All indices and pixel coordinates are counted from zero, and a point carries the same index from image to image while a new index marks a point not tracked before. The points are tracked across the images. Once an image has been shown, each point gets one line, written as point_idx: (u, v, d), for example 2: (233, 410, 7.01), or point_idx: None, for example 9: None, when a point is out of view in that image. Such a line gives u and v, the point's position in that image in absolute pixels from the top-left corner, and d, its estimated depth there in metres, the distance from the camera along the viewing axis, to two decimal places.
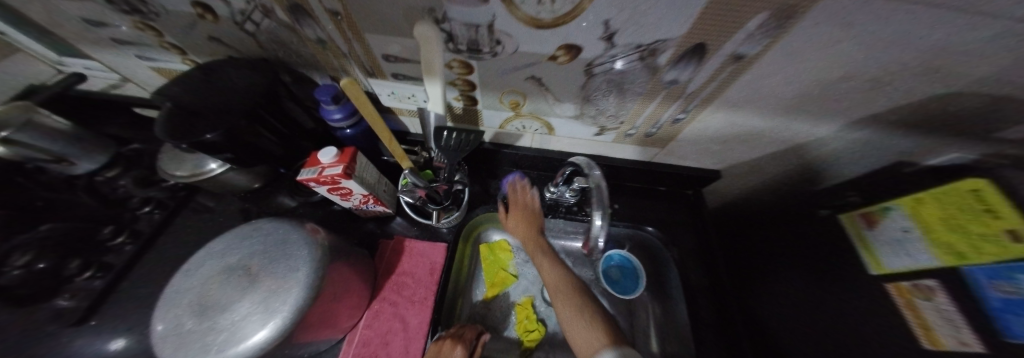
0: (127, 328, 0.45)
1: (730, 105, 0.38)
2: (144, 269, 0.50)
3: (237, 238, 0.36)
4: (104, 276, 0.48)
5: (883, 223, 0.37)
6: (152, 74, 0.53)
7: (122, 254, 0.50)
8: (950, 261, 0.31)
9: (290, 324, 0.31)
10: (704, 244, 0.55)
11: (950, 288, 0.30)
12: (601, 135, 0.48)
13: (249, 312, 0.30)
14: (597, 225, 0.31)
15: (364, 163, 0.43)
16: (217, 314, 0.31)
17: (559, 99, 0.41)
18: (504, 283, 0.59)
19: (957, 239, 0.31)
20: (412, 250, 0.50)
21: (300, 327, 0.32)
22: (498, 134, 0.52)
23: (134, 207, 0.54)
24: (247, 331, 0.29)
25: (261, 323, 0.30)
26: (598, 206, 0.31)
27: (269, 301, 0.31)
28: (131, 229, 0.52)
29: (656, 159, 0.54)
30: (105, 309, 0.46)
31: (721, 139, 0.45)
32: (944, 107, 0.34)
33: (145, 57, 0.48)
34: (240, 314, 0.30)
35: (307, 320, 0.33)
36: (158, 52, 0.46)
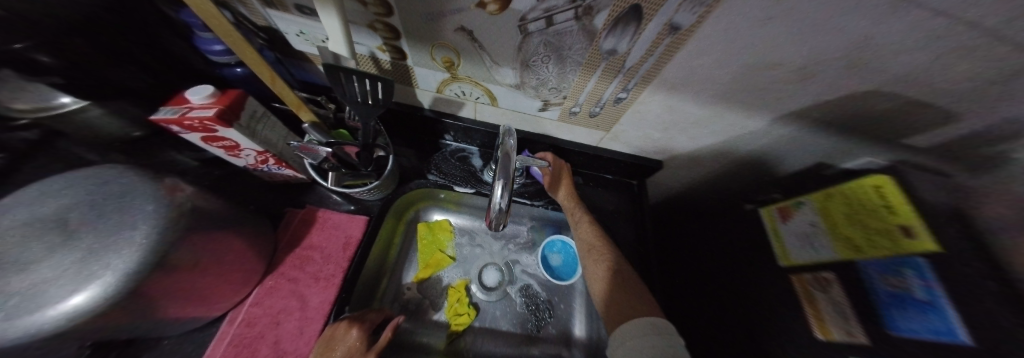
0: None
1: (670, 88, 0.36)
2: None
3: (60, 183, 0.28)
4: None
5: (795, 218, 0.38)
6: None
7: None
8: (846, 253, 0.32)
9: (114, 292, 0.24)
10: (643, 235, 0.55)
11: (846, 282, 0.31)
12: (545, 111, 0.44)
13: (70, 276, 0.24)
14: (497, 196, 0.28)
15: (258, 114, 0.37)
16: (11, 275, 0.23)
17: (496, 62, 0.37)
18: (439, 264, 0.55)
19: (862, 232, 0.31)
20: (326, 222, 0.44)
21: (134, 298, 0.26)
22: (436, 100, 0.47)
23: None
24: (47, 297, 0.23)
25: (71, 288, 0.23)
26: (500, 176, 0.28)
27: (87, 263, 0.24)
28: None
29: (603, 145, 0.52)
30: None
31: (663, 125, 0.43)
32: (864, 111, 0.34)
33: None
34: (41, 277, 0.23)
35: (148, 292, 0.27)
36: None
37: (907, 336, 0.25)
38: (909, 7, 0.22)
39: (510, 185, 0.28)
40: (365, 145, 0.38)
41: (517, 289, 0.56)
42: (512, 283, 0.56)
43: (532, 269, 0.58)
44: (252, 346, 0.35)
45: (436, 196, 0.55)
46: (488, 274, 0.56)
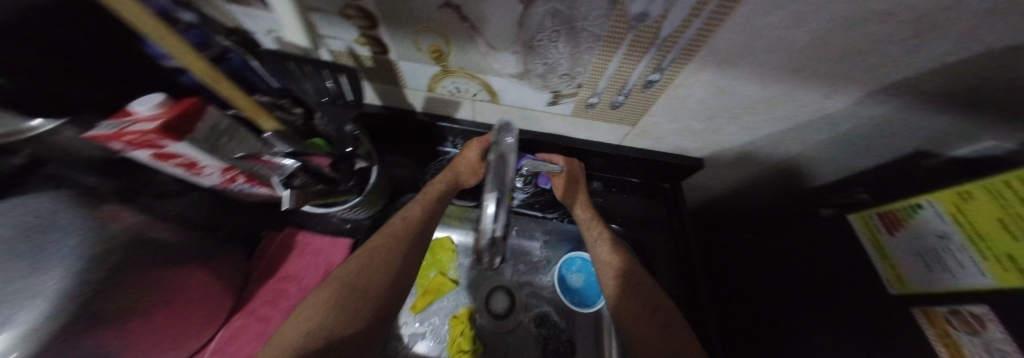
0: None
1: (718, 63, 0.28)
2: None
3: None
4: None
5: (908, 228, 0.27)
6: None
7: None
8: (995, 278, 0.20)
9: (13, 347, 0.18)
10: (679, 249, 0.45)
11: None
12: (556, 104, 0.37)
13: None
14: (488, 216, 0.20)
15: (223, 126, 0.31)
16: None
17: (493, 47, 0.30)
18: (441, 289, 0.48)
19: (984, 248, 0.22)
20: (306, 247, 0.40)
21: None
22: (430, 100, 0.41)
23: None
24: None
25: None
26: (492, 188, 0.20)
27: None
28: None
29: (628, 143, 0.44)
30: None
31: (706, 113, 0.35)
32: None
33: None
34: None
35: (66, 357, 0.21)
36: None
37: None
38: None
39: (507, 200, 0.21)
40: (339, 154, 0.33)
41: (533, 318, 0.47)
42: (526, 310, 0.48)
43: (550, 293, 0.49)
44: None
45: None
46: (497, 300, 0.49)
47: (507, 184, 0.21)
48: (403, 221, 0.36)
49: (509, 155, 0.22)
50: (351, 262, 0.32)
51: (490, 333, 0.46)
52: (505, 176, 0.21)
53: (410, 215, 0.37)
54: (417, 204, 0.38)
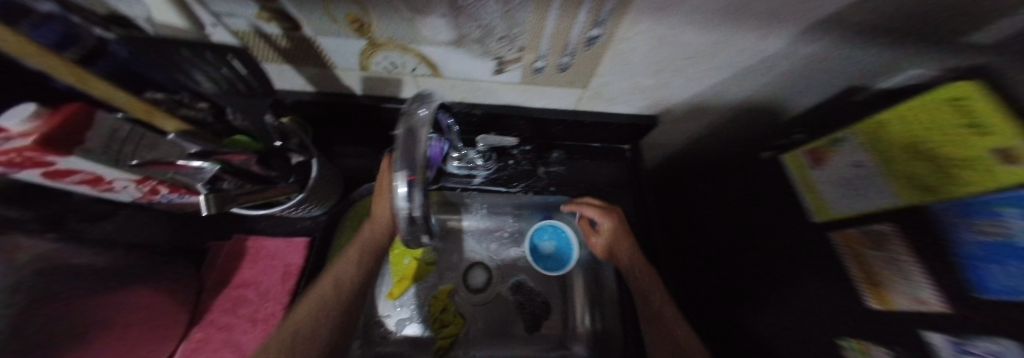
0: None
1: (657, 11, 0.26)
2: None
3: None
4: None
5: (833, 159, 0.30)
6: None
7: None
8: (910, 197, 0.23)
9: None
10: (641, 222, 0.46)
11: (910, 234, 0.23)
12: (502, 72, 0.35)
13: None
14: (401, 196, 0.21)
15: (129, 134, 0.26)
16: None
17: (417, 12, 0.26)
18: (417, 274, 0.48)
19: (898, 171, 0.24)
20: (260, 252, 0.38)
21: None
22: (368, 80, 0.37)
23: None
24: None
25: None
26: (401, 166, 0.21)
27: None
28: None
29: (585, 107, 0.43)
30: None
31: (653, 69, 0.34)
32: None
33: None
34: None
35: None
36: None
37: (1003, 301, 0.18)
38: None
39: (419, 176, 0.22)
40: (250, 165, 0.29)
41: (511, 287, 0.49)
42: (503, 280, 0.50)
43: (524, 262, 0.51)
44: None
45: None
46: (475, 275, 0.50)
47: (416, 159, 0.21)
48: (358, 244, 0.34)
49: (419, 128, 0.22)
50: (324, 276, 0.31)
51: (471, 306, 0.48)
52: (414, 153, 0.21)
53: (360, 243, 0.34)
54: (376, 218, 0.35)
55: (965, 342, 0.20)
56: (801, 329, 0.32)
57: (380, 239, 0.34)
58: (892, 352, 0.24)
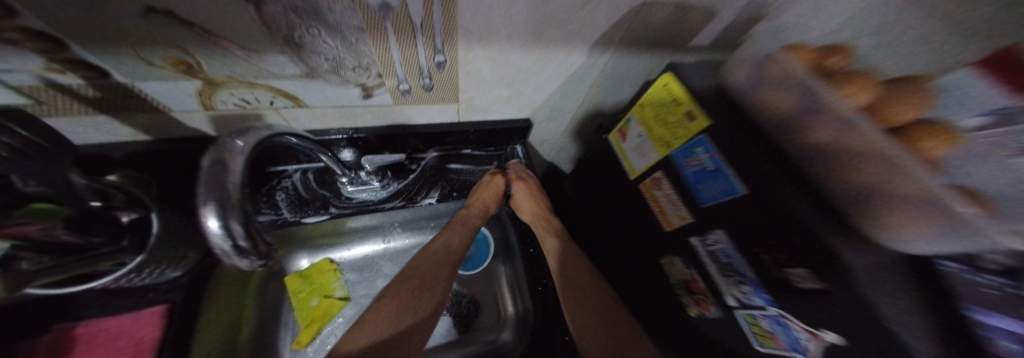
0: None
1: (480, 39, 0.33)
2: None
3: None
4: None
5: (629, 133, 0.41)
6: None
7: None
8: (663, 151, 0.35)
9: None
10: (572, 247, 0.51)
11: (668, 175, 0.34)
12: (371, 97, 0.38)
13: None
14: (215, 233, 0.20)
15: None
16: None
17: (249, 51, 0.27)
18: (328, 314, 0.46)
19: (655, 135, 0.36)
20: (93, 339, 0.30)
21: None
22: (219, 118, 0.36)
23: None
24: None
25: None
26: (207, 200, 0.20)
27: None
28: None
29: (465, 119, 0.48)
30: None
31: (504, 82, 0.42)
32: (646, 20, 0.36)
33: None
34: None
35: None
36: None
37: (714, 203, 0.29)
38: None
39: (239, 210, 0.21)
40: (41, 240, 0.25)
41: None
42: None
43: None
44: None
45: (296, 235, 0.46)
46: None
47: (232, 190, 0.21)
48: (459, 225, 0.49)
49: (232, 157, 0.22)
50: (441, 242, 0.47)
51: None
52: (225, 183, 0.21)
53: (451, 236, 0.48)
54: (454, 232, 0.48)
55: (704, 237, 0.31)
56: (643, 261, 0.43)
57: (471, 223, 0.50)
58: (678, 257, 0.36)
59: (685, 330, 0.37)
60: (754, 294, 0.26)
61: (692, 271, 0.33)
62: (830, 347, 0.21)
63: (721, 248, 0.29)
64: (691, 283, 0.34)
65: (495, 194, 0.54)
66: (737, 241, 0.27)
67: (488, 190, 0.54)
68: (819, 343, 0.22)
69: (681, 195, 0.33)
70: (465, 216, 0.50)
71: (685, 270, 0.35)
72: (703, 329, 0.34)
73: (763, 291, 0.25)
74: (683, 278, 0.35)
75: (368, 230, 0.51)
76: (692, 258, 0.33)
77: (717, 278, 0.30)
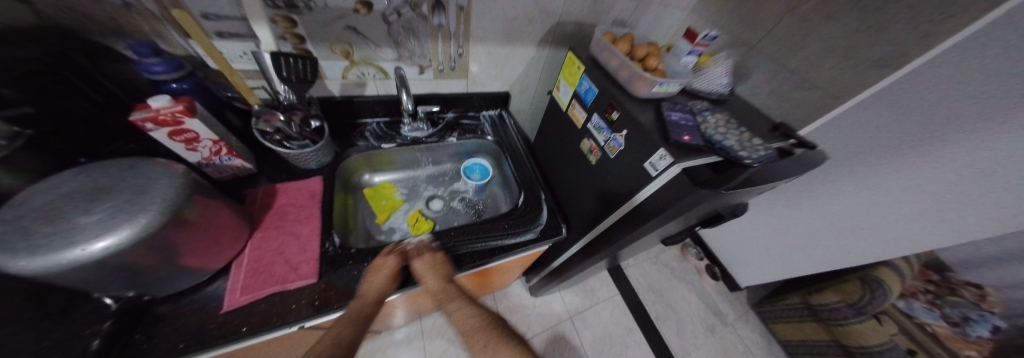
0: None
1: (481, 40, 0.70)
2: None
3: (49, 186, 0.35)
4: None
5: (559, 86, 0.79)
6: None
7: None
8: (572, 88, 0.73)
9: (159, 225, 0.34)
10: (478, 315, 0.50)
11: (576, 100, 0.72)
12: (424, 73, 0.72)
13: (109, 212, 0.32)
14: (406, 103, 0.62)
15: (205, 116, 0.50)
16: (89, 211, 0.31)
17: (377, 45, 0.62)
18: (393, 206, 0.78)
19: (569, 81, 0.74)
20: (287, 189, 0.61)
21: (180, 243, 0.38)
22: (344, 85, 0.69)
23: None
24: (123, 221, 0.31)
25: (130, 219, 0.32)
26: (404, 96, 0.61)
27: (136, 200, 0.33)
28: None
29: (471, 89, 0.84)
30: None
31: (492, 65, 0.78)
32: (560, 31, 0.76)
33: None
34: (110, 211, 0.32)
35: (186, 240, 0.39)
36: None
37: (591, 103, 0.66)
38: None
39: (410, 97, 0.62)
40: (296, 103, 0.59)
41: (456, 201, 0.85)
42: (450, 199, 0.85)
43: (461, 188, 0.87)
44: (266, 270, 0.50)
45: (370, 160, 0.77)
46: (433, 201, 0.83)
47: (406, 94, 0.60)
48: (367, 299, 0.50)
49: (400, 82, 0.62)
50: (376, 291, 0.51)
51: (434, 218, 0.79)
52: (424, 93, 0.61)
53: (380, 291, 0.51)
54: (360, 302, 0.49)
55: (591, 121, 0.68)
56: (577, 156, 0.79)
57: (367, 307, 0.48)
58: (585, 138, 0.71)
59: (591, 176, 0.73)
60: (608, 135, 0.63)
61: (589, 140, 0.70)
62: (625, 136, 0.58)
63: (596, 122, 0.66)
64: (590, 147, 0.70)
65: (389, 273, 0.53)
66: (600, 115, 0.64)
67: (383, 271, 0.53)
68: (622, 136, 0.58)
69: (580, 105, 0.70)
70: (383, 282, 0.52)
71: (587, 141, 0.71)
72: (596, 166, 0.69)
73: (608, 128, 0.62)
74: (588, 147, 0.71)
75: (412, 162, 0.83)
76: (588, 133, 0.70)
77: (595, 135, 0.67)
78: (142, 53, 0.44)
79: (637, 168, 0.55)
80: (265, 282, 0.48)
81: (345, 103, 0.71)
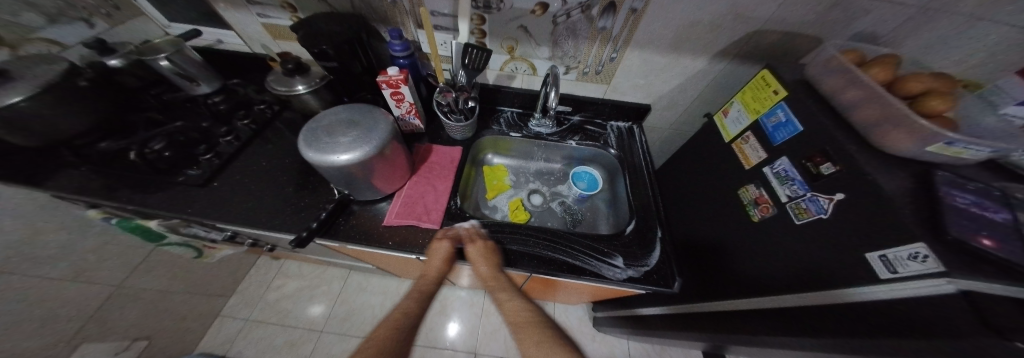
0: (245, 183, 0.65)
1: (641, 46, 0.64)
2: (250, 156, 0.70)
3: (324, 114, 0.54)
4: (222, 157, 0.67)
5: (728, 111, 0.66)
6: (259, 30, 0.74)
7: (233, 145, 0.70)
8: (753, 117, 0.58)
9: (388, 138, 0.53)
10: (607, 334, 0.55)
11: (754, 132, 0.57)
12: (568, 74, 0.74)
13: (372, 127, 0.52)
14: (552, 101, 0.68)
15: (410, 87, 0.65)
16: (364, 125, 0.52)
17: (538, 44, 0.68)
18: (500, 188, 0.85)
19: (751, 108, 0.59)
20: (438, 150, 0.77)
21: (379, 165, 0.55)
22: (499, 76, 0.79)
23: (236, 122, 0.75)
24: (379, 128, 0.52)
25: (383, 128, 0.53)
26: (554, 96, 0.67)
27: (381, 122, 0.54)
28: (235, 132, 0.73)
29: (608, 96, 0.80)
30: (222, 177, 0.65)
31: (643, 73, 0.71)
32: (755, 42, 0.60)
33: (264, 15, 0.70)
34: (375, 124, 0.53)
35: (381, 165, 0.56)
36: (277, 11, 0.68)
37: (783, 140, 0.50)
38: None
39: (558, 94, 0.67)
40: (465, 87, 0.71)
41: (557, 203, 0.84)
42: (551, 199, 0.85)
43: (566, 192, 0.86)
44: (412, 206, 0.65)
45: (494, 143, 0.86)
46: (535, 196, 0.85)
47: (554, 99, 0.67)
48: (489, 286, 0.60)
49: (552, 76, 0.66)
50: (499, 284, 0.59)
51: (531, 212, 0.82)
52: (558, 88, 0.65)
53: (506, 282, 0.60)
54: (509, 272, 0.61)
55: (774, 165, 0.51)
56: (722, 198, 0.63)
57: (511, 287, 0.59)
58: (753, 184, 0.55)
59: (745, 234, 0.56)
60: (801, 190, 0.46)
61: (761, 189, 0.53)
62: (838, 201, 0.40)
63: (783, 168, 0.50)
64: (759, 199, 0.53)
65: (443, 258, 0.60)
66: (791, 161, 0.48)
67: (437, 257, 0.60)
68: (834, 202, 0.41)
69: (758, 140, 0.56)
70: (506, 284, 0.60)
71: (756, 190, 0.54)
72: (762, 226, 0.52)
73: (805, 184, 0.45)
74: (752, 197, 0.55)
75: (525, 153, 0.89)
76: (763, 180, 0.53)
77: (776, 187, 0.50)
78: (393, 36, 0.63)
79: (844, 249, 0.38)
80: (409, 215, 0.63)
81: (496, 91, 0.83)
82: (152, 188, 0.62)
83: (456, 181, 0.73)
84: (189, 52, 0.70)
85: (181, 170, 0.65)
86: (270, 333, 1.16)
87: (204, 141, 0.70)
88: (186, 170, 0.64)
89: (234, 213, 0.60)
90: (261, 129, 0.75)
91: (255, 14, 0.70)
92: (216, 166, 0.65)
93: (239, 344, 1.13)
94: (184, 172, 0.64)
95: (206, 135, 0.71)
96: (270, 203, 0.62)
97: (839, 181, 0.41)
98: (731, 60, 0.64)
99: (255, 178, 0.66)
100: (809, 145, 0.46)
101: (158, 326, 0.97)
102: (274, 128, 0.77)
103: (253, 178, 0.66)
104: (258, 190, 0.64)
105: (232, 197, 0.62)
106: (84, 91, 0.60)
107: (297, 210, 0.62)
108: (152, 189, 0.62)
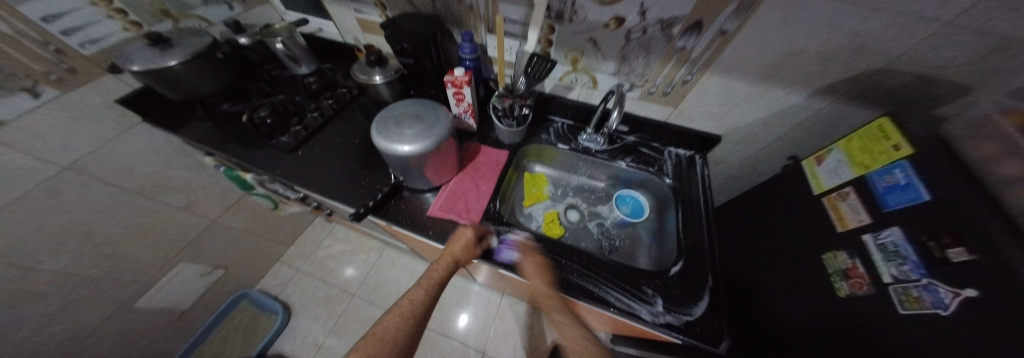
0: (322, 155, 0.74)
1: (723, 71, 0.58)
2: (329, 131, 0.80)
3: (395, 105, 0.60)
4: (307, 130, 0.78)
5: (827, 159, 0.57)
6: (352, 22, 0.85)
7: (317, 120, 0.81)
8: (859, 171, 0.49)
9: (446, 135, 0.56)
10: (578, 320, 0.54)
11: (858, 189, 0.48)
12: (633, 91, 0.70)
13: (435, 123, 0.56)
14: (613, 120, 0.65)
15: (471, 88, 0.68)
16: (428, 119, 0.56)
17: (606, 58, 0.65)
18: (538, 197, 0.84)
19: (858, 161, 0.50)
20: (486, 151, 0.79)
21: (434, 158, 0.59)
22: (557, 85, 0.78)
23: (322, 101, 0.86)
24: (440, 125, 0.56)
25: (444, 125, 0.56)
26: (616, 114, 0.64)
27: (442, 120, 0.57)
28: (320, 108, 0.84)
29: (672, 120, 0.74)
30: (305, 146, 0.76)
31: (720, 101, 0.65)
32: (876, 82, 0.50)
33: (359, 11, 0.79)
34: (436, 120, 0.56)
35: (435, 159, 0.59)
36: (370, 8, 0.77)
37: (898, 207, 0.42)
38: (870, 13, 0.41)
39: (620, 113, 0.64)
40: (523, 94, 0.72)
41: (595, 224, 0.81)
42: (590, 219, 0.82)
43: (608, 214, 0.82)
44: (455, 201, 0.68)
45: (541, 152, 0.85)
46: (572, 213, 0.83)
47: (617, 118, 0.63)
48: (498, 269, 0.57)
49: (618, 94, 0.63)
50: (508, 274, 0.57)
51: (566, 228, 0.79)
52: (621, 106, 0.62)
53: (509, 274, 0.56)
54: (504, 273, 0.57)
55: (879, 235, 0.43)
56: (800, 256, 0.54)
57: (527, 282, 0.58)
58: (846, 250, 0.47)
59: (825, 307, 0.47)
60: (911, 270, 0.38)
61: (855, 259, 0.45)
62: (969, 298, 0.32)
63: (893, 240, 0.41)
64: (851, 270, 0.45)
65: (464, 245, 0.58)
66: (906, 234, 0.39)
67: (459, 243, 0.59)
68: (961, 297, 0.33)
69: (863, 199, 0.47)
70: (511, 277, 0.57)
71: (848, 260, 0.46)
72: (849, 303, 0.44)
73: (921, 267, 0.37)
74: (843, 267, 0.46)
75: (571, 166, 0.86)
76: (861, 250, 0.45)
77: (880, 262, 0.42)
78: (465, 39, 0.67)
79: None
80: (451, 209, 0.66)
81: (551, 101, 0.82)
82: (255, 148, 0.74)
83: (498, 183, 0.74)
84: (297, 37, 0.83)
85: (276, 135, 0.76)
86: (314, 286, 1.32)
87: (296, 113, 0.82)
88: (281, 136, 0.76)
89: (311, 181, 0.69)
90: (341, 109, 0.86)
91: (352, 9, 0.80)
92: (302, 136, 0.76)
93: (290, 289, 1.30)
94: (278, 138, 0.76)
95: (299, 109, 0.83)
96: (339, 177, 0.70)
97: (973, 270, 0.32)
98: (837, 99, 0.55)
99: (330, 151, 0.76)
100: (934, 221, 0.37)
101: (235, 259, 1.17)
102: (350, 110, 0.87)
103: (329, 151, 0.76)
104: (330, 163, 0.73)
105: (310, 166, 0.72)
106: (218, 62, 0.74)
107: (359, 187, 0.69)
108: (255, 149, 0.74)
